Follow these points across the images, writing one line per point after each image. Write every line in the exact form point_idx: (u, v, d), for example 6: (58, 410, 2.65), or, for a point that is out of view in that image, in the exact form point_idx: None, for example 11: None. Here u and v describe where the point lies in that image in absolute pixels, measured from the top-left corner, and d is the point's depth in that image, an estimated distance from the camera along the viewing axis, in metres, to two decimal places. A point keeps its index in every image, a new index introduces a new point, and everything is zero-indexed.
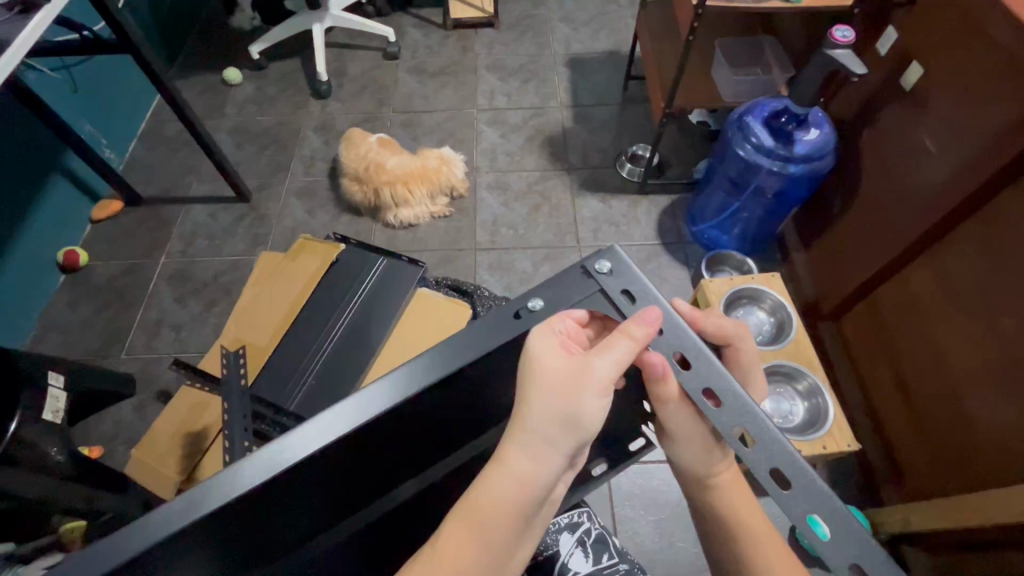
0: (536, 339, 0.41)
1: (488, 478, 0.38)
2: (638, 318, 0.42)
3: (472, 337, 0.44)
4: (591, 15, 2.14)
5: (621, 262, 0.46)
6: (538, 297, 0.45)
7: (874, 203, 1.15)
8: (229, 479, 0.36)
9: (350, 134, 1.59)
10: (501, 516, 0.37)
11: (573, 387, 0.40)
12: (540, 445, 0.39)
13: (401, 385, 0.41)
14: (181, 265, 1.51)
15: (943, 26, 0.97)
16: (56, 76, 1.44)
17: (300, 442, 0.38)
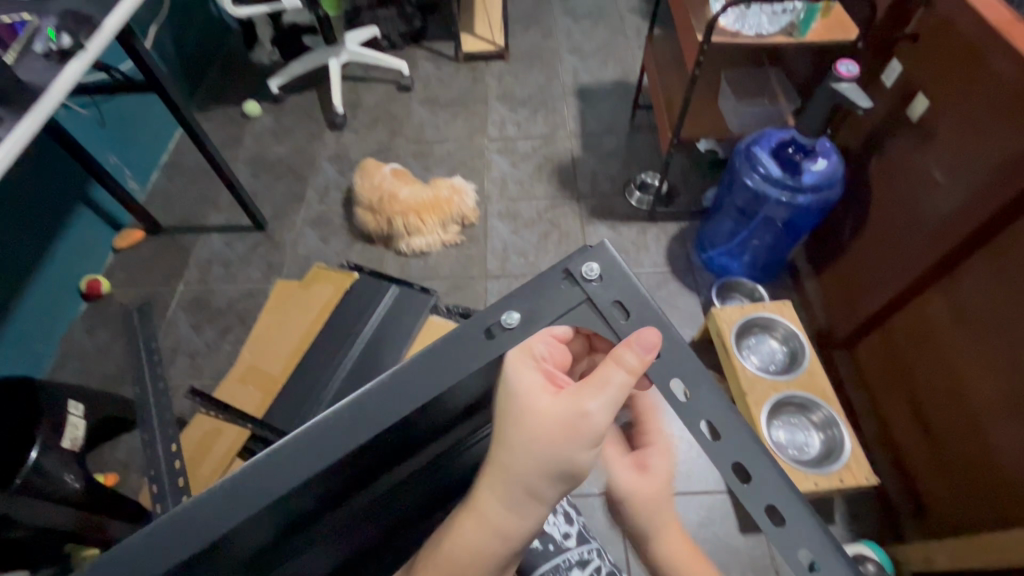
0: (514, 370, 0.37)
1: (460, 525, 0.36)
2: (634, 344, 0.36)
3: (439, 360, 0.33)
4: (599, 45, 2.19)
5: (613, 265, 0.37)
6: (514, 309, 0.35)
7: (887, 230, 1.15)
8: (136, 556, 0.27)
9: (365, 164, 1.63)
10: (475, 564, 0.35)
11: (564, 436, 0.36)
12: (519, 496, 0.36)
13: (351, 418, 0.31)
14: (198, 293, 1.54)
15: (947, 61, 0.98)
16: (86, 111, 1.51)
17: (226, 506, 0.28)
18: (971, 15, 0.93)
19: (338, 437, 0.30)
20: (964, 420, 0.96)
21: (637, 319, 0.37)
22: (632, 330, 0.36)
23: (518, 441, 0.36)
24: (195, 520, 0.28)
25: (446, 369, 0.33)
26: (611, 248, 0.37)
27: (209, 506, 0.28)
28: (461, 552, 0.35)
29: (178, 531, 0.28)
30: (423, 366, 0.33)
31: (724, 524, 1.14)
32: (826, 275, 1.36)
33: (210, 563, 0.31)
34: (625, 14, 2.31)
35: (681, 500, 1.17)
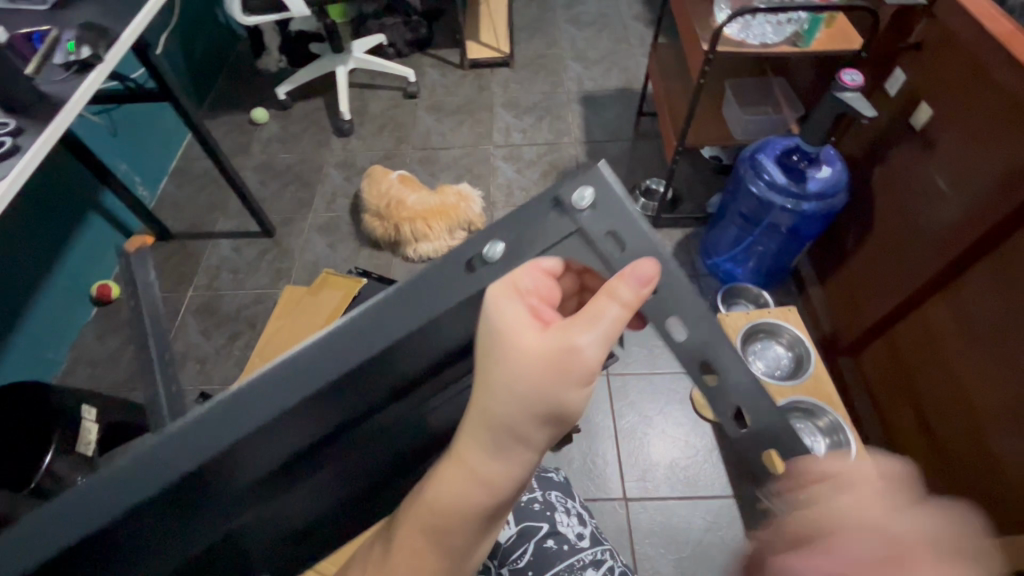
0: (497, 302, 0.34)
1: (440, 472, 0.33)
2: (628, 276, 0.33)
3: (415, 291, 0.31)
4: (603, 53, 2.21)
5: (607, 189, 0.32)
6: (498, 239, 0.33)
7: (890, 237, 1.16)
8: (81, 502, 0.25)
9: (372, 171, 1.65)
10: (458, 518, 0.33)
11: (554, 372, 0.34)
12: (506, 444, 0.33)
13: (319, 357, 0.29)
14: (207, 298, 1.56)
15: (948, 70, 1.00)
16: (98, 119, 1.52)
17: (170, 450, 0.26)
18: (974, 27, 0.94)
19: (302, 371, 0.29)
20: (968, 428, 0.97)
21: (636, 251, 0.33)
22: (628, 263, 0.33)
23: (500, 381, 0.34)
24: (148, 464, 0.26)
25: (420, 305, 0.31)
26: (609, 171, 0.32)
27: (158, 451, 0.26)
28: (437, 504, 0.33)
29: (131, 475, 0.26)
30: (392, 302, 0.31)
31: (731, 529, 1.15)
32: (830, 282, 1.37)
33: (166, 511, 0.29)
34: (629, 22, 2.34)
35: (688, 504, 1.17)
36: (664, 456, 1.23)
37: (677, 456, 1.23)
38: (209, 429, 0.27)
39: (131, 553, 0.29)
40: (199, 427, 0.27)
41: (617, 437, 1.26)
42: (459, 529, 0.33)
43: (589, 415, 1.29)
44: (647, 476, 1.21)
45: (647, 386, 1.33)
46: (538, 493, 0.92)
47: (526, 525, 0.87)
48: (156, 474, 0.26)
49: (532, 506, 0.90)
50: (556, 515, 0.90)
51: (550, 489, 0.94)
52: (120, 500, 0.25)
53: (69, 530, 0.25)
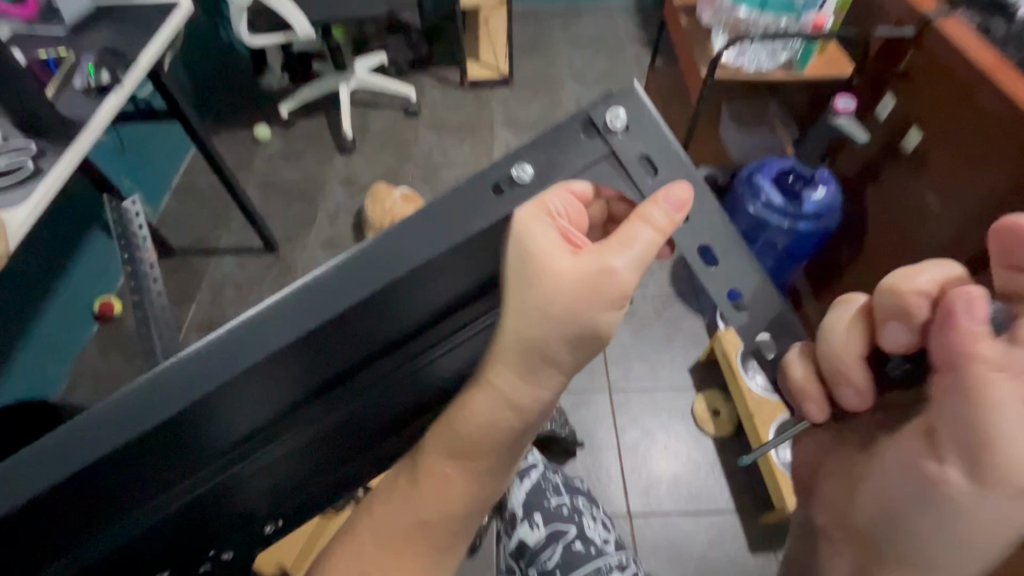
0: (525, 229, 0.36)
1: (470, 400, 0.38)
2: (663, 201, 0.39)
3: (430, 220, 0.31)
4: (600, 74, 2.27)
5: (635, 112, 0.36)
6: (528, 162, 0.35)
7: (883, 253, 1.20)
8: (159, 387, 0.28)
9: (376, 189, 1.68)
10: (490, 440, 0.39)
11: (587, 292, 0.38)
12: (534, 363, 0.37)
13: (372, 260, 0.30)
14: (210, 314, 1.56)
15: (937, 95, 1.04)
16: (106, 137, 1.54)
17: (242, 344, 0.28)
18: (960, 57, 0.99)
19: (305, 306, 0.29)
20: None
21: (663, 173, 0.39)
22: (660, 186, 0.39)
23: (533, 304, 0.37)
24: (162, 389, 0.28)
25: (428, 239, 0.31)
26: (635, 94, 0.36)
27: (211, 352, 0.28)
28: (468, 429, 0.38)
29: (149, 397, 0.28)
30: (405, 230, 0.31)
31: (734, 543, 1.16)
32: (827, 297, 1.40)
33: (225, 405, 0.31)
34: (625, 43, 2.40)
35: (692, 519, 1.19)
36: (667, 470, 1.25)
37: (680, 471, 1.25)
38: (218, 358, 0.28)
39: (141, 474, 0.32)
40: (209, 355, 0.28)
41: (620, 451, 1.28)
42: (483, 451, 0.39)
43: (593, 429, 1.31)
44: (651, 491, 1.23)
45: (648, 401, 1.35)
46: (565, 499, 1.03)
47: (555, 527, 0.98)
48: (172, 397, 0.28)
49: (561, 510, 1.00)
50: (583, 520, 1.00)
51: (577, 496, 1.05)
52: (137, 421, 0.27)
53: (91, 446, 0.27)
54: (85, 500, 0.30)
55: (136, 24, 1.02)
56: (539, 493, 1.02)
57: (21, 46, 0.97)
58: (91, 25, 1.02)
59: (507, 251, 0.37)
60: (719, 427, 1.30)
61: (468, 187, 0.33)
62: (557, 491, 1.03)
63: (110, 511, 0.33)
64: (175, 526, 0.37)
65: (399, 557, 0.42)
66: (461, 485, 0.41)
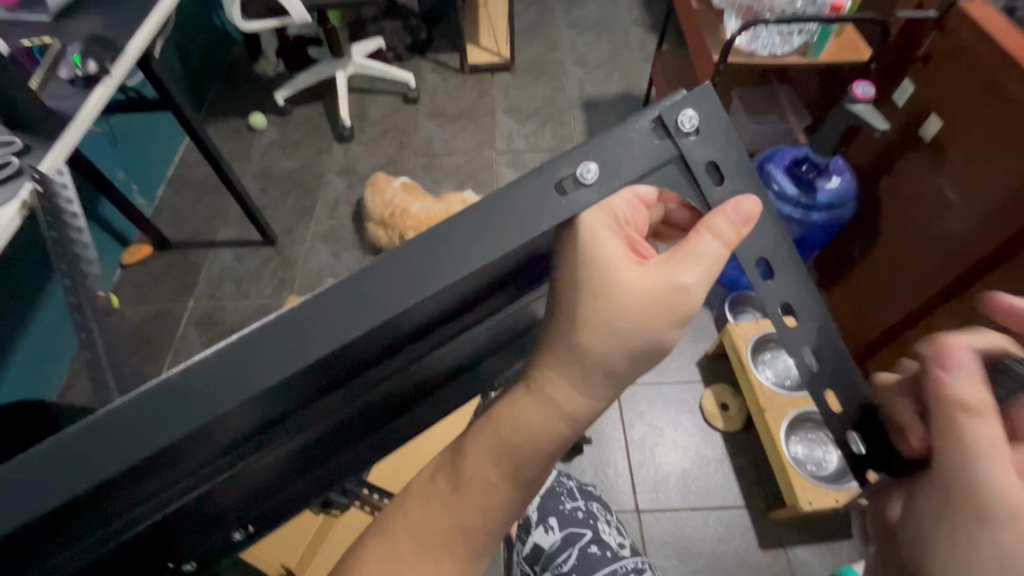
0: (594, 239, 0.38)
1: (518, 401, 0.39)
2: (730, 211, 0.37)
3: (485, 231, 0.30)
4: (603, 58, 2.21)
5: (709, 114, 0.34)
6: (594, 161, 0.32)
7: (897, 245, 1.17)
8: (172, 395, 0.26)
9: (375, 179, 1.64)
10: (536, 443, 0.39)
11: (659, 308, 0.38)
12: (598, 378, 0.39)
13: (406, 264, 0.29)
14: (209, 309, 1.54)
15: (960, 81, 1.00)
16: (98, 129, 1.49)
17: (262, 356, 0.27)
18: (986, 40, 0.94)
19: (339, 315, 0.28)
20: None
21: (728, 184, 0.36)
22: (727, 196, 0.36)
23: (602, 316, 0.38)
24: (183, 395, 0.27)
25: (475, 250, 0.29)
26: (707, 96, 0.35)
27: (230, 359, 0.27)
28: (519, 433, 0.38)
29: (165, 402, 0.26)
30: (454, 227, 0.30)
31: (744, 539, 1.15)
32: (838, 289, 1.38)
33: (237, 415, 0.30)
34: (628, 26, 2.34)
35: (701, 515, 1.18)
36: (676, 465, 1.24)
37: (688, 466, 1.23)
38: (241, 364, 0.27)
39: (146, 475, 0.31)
40: (231, 361, 0.27)
41: (628, 447, 1.26)
42: (529, 455, 0.39)
43: (600, 425, 1.29)
44: (660, 487, 1.21)
45: (656, 396, 1.33)
46: (581, 503, 1.02)
47: (570, 532, 0.97)
48: (193, 408, 0.27)
49: (576, 514, 0.99)
50: (598, 525, 0.99)
51: (591, 501, 1.03)
52: (156, 431, 0.26)
53: (104, 455, 0.26)
54: (85, 504, 0.29)
55: (124, 10, 0.97)
56: (553, 496, 1.01)
57: (4, 35, 0.92)
58: (77, 11, 0.97)
59: (572, 259, 0.39)
60: (728, 422, 1.28)
61: (529, 185, 0.31)
62: (572, 496, 1.02)
63: (100, 511, 0.31)
64: (165, 504, 0.37)
65: (434, 558, 0.42)
66: (504, 492, 0.41)
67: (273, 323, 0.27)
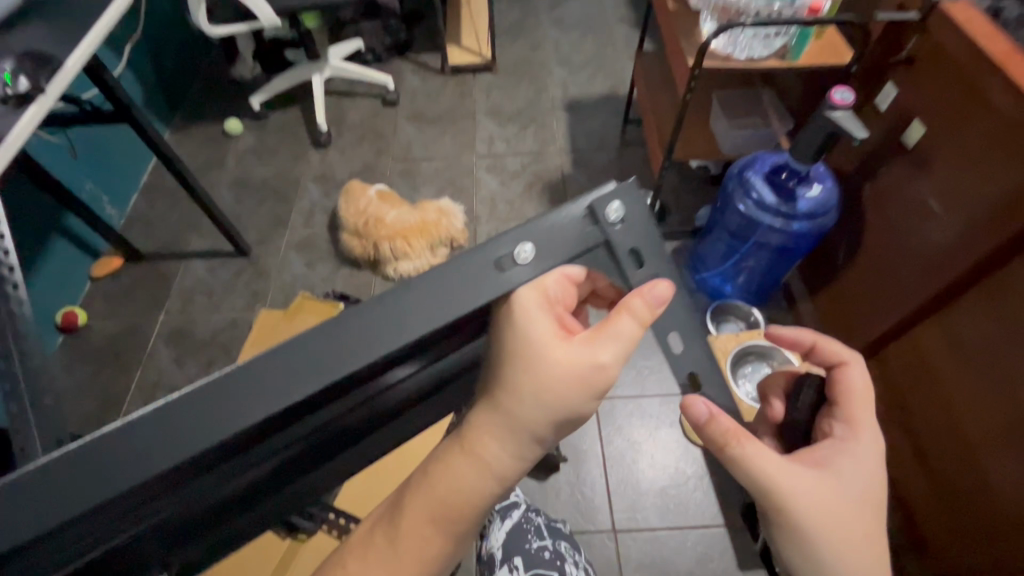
0: (524, 317, 0.37)
1: (453, 462, 0.37)
2: (646, 294, 0.38)
3: (432, 296, 0.30)
4: (587, 57, 2.16)
5: (634, 205, 0.35)
6: (529, 242, 0.32)
7: (878, 254, 1.14)
8: (113, 451, 0.25)
9: (350, 187, 1.59)
10: (468, 505, 0.37)
11: (579, 385, 0.38)
12: (524, 443, 0.37)
13: (365, 328, 0.29)
14: (180, 324, 1.50)
15: (942, 86, 0.96)
16: (57, 140, 1.44)
17: (204, 410, 0.27)
18: (968, 45, 0.90)
19: (295, 366, 0.28)
20: (963, 453, 0.96)
21: (652, 266, 0.36)
22: (647, 280, 0.37)
23: (530, 392, 0.37)
24: (134, 446, 0.26)
25: (423, 313, 0.29)
26: (632, 186, 0.35)
27: (175, 414, 0.26)
28: (451, 494, 0.36)
29: (123, 451, 0.25)
30: (405, 293, 0.30)
31: (722, 560, 1.12)
32: (821, 296, 1.35)
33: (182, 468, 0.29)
34: (614, 24, 2.29)
35: (680, 536, 1.14)
36: (654, 482, 1.20)
37: (667, 484, 1.20)
38: (204, 410, 0.27)
39: (103, 521, 0.29)
40: (183, 411, 0.26)
41: (606, 464, 1.23)
42: (465, 515, 0.36)
43: (578, 442, 1.25)
44: (637, 506, 1.18)
45: (635, 409, 1.30)
46: (548, 542, 0.99)
47: (536, 572, 0.93)
48: (131, 468, 0.25)
49: (543, 554, 0.96)
50: (565, 565, 0.96)
51: (560, 540, 1.01)
52: (104, 486, 0.25)
53: (58, 504, 0.24)
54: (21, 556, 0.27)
55: (69, 21, 0.94)
56: (519, 535, 0.99)
57: None
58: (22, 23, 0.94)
59: (502, 326, 0.38)
60: None
61: (464, 262, 0.31)
62: (540, 534, 1.01)
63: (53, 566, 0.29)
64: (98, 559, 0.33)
65: None
66: (443, 553, 0.37)
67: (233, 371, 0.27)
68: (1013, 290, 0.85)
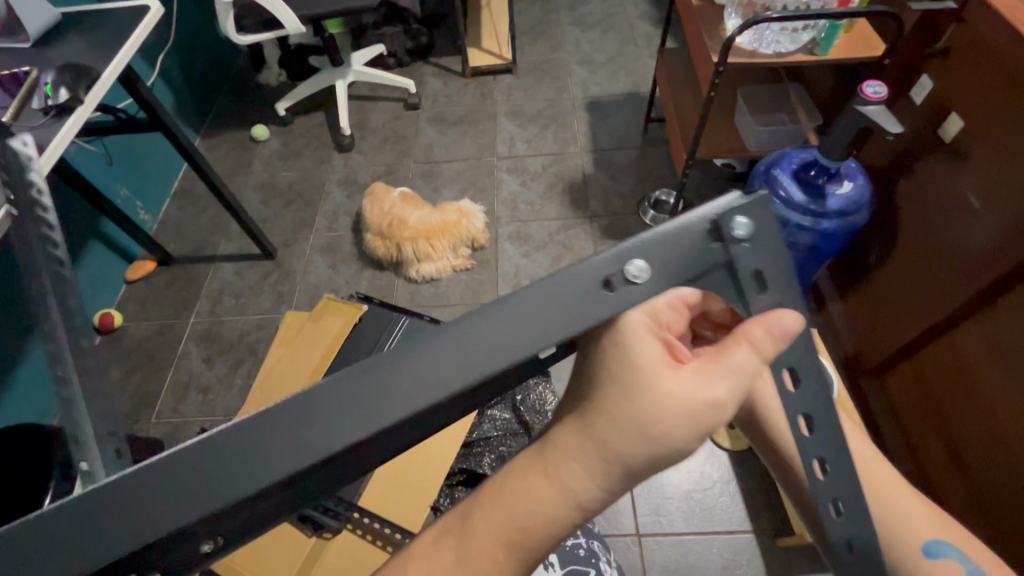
0: (635, 335, 0.31)
1: (526, 478, 0.31)
2: (768, 327, 0.30)
3: (548, 310, 0.24)
4: (608, 56, 2.14)
5: (763, 219, 0.29)
6: (645, 259, 0.26)
7: (915, 255, 1.10)
8: (184, 465, 0.22)
9: (374, 189, 1.61)
10: (542, 529, 0.31)
11: (693, 423, 0.30)
12: (612, 478, 0.30)
13: (474, 337, 0.24)
14: (209, 325, 1.54)
15: (980, 77, 0.92)
16: (94, 148, 1.50)
17: (288, 425, 0.22)
18: (1009, 31, 0.86)
19: (380, 390, 0.23)
20: (1004, 461, 0.92)
21: (776, 292, 0.30)
22: (768, 308, 0.30)
23: (628, 424, 0.30)
24: (194, 470, 0.22)
25: (528, 331, 0.24)
26: (766, 206, 0.29)
27: (255, 427, 0.22)
28: (530, 516, 0.31)
29: (194, 466, 0.22)
30: (511, 303, 0.25)
31: (750, 567, 1.09)
32: (853, 299, 1.31)
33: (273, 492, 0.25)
34: (636, 21, 2.27)
35: (704, 541, 1.12)
36: (678, 486, 1.19)
37: (691, 488, 1.18)
38: (280, 431, 0.22)
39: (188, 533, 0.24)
40: (245, 437, 0.22)
41: None
42: (539, 541, 0.31)
43: None
44: (661, 510, 1.16)
45: None
46: (582, 540, 0.99)
47: (573, 568, 0.94)
48: (203, 491, 0.22)
49: (578, 552, 0.96)
50: (600, 564, 0.96)
51: (593, 539, 1.01)
52: (155, 519, 0.21)
53: (131, 524, 0.21)
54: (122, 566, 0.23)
55: (105, 34, 1.00)
56: None
57: None
58: (60, 36, 1.00)
59: (601, 350, 0.32)
60: (733, 440, 1.22)
61: (570, 277, 0.25)
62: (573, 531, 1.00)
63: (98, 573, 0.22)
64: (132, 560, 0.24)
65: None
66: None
67: (292, 399, 0.23)
68: None
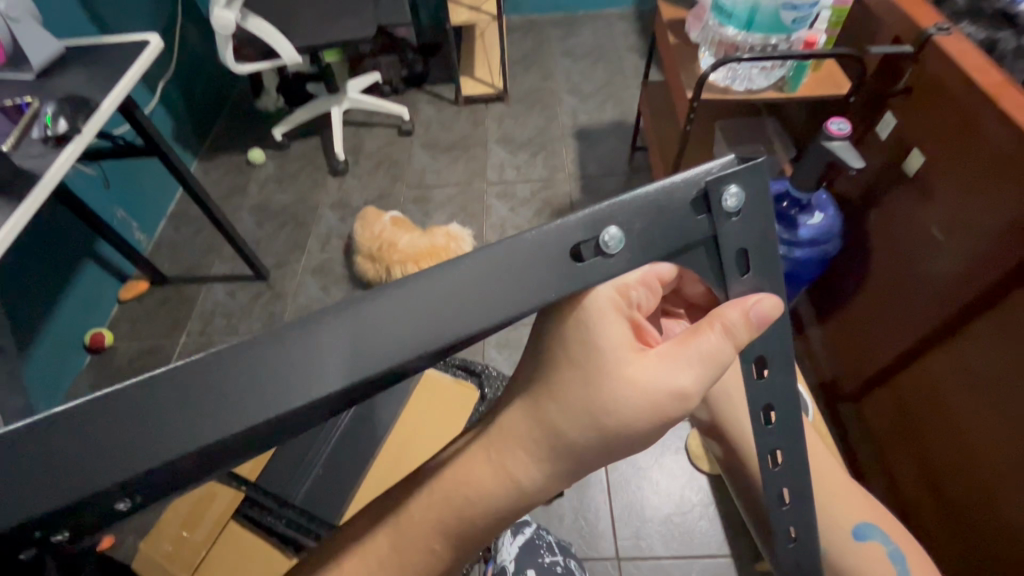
0: (600, 323, 0.37)
1: (474, 459, 0.38)
2: (747, 309, 0.33)
3: (508, 281, 0.25)
4: (597, 86, 2.22)
5: (755, 197, 0.29)
6: (615, 229, 0.27)
7: (887, 281, 1.13)
8: (119, 414, 0.21)
9: (366, 213, 1.65)
10: (491, 508, 0.37)
11: (653, 411, 0.37)
12: (561, 459, 0.37)
13: (433, 301, 0.24)
14: (199, 345, 1.55)
15: (938, 117, 0.97)
16: (91, 171, 1.54)
17: (235, 377, 0.22)
18: (961, 77, 0.92)
19: (332, 350, 0.23)
20: (976, 487, 0.94)
21: (755, 276, 0.32)
22: (749, 292, 0.33)
23: (591, 404, 0.36)
24: (132, 420, 0.21)
25: (489, 300, 0.25)
26: (761, 172, 0.29)
27: (200, 378, 0.22)
28: (471, 496, 0.37)
29: (131, 416, 0.21)
30: (472, 269, 0.25)
31: None
32: (830, 323, 1.34)
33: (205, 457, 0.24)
34: (624, 53, 2.35)
35: (682, 566, 1.13)
36: (659, 509, 1.20)
37: (670, 511, 1.19)
38: (228, 382, 0.22)
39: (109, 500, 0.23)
40: (191, 390, 0.22)
41: (610, 490, 1.23)
42: (477, 516, 0.37)
43: None
44: (641, 534, 1.17)
45: None
46: (559, 558, 1.00)
47: None
48: (141, 444, 0.21)
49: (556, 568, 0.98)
50: None
51: (570, 558, 1.02)
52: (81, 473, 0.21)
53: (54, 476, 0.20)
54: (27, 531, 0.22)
55: (106, 66, 1.04)
56: (532, 550, 1.00)
57: None
58: (63, 68, 1.05)
59: (568, 335, 0.37)
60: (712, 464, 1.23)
61: (536, 248, 0.26)
62: (552, 550, 1.02)
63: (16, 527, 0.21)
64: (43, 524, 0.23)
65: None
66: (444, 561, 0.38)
67: (237, 348, 0.22)
68: (1012, 324, 0.85)
